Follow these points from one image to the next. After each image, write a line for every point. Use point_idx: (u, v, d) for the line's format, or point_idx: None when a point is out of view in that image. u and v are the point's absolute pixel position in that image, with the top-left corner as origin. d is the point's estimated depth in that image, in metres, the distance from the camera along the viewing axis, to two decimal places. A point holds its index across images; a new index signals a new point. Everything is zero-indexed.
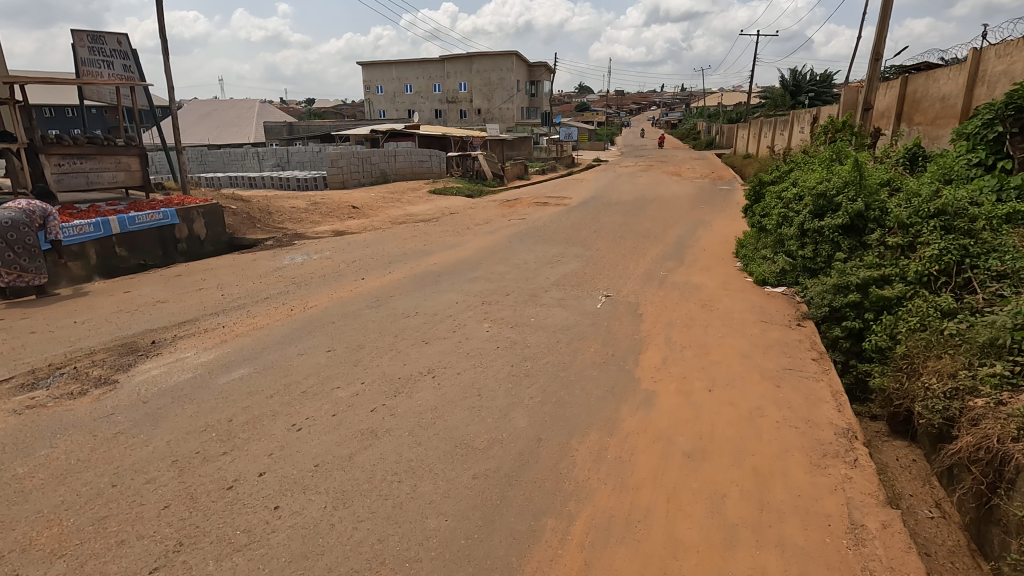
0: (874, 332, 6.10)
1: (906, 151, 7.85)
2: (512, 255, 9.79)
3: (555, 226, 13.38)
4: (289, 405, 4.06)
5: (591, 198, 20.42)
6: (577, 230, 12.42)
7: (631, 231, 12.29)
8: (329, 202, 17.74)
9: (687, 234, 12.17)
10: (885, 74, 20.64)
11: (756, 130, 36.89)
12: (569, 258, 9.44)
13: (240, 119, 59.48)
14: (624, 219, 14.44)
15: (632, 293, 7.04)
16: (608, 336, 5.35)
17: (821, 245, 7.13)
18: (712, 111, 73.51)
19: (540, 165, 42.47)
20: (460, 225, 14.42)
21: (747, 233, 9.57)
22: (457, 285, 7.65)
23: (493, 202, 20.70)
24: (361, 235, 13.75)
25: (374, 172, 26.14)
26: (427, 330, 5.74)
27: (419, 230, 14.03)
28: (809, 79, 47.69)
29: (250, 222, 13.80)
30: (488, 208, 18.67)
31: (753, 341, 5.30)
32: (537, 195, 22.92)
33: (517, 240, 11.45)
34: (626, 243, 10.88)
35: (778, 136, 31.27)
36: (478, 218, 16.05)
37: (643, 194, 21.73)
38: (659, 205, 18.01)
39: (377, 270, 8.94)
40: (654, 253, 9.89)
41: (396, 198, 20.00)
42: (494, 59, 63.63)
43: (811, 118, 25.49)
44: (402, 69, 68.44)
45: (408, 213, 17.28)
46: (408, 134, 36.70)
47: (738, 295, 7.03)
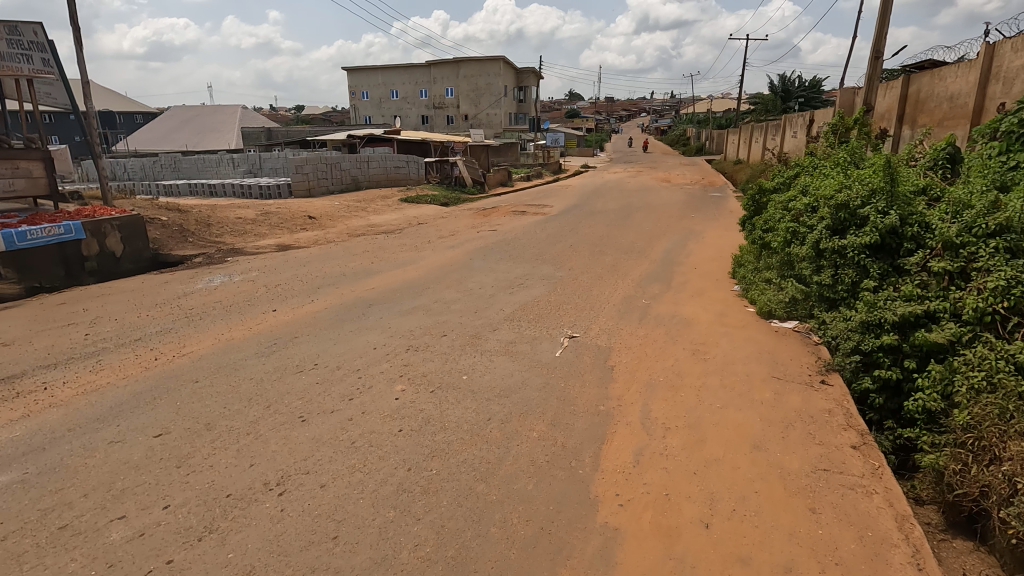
0: (919, 388, 4.59)
1: (941, 151, 6.38)
2: (467, 277, 8.23)
3: (526, 239, 11.84)
4: (12, 563, 2.46)
5: (573, 207, 18.95)
6: (551, 244, 10.89)
7: (611, 246, 10.75)
8: (284, 212, 16.13)
9: (675, 248, 10.66)
10: (884, 74, 19.34)
11: (747, 135, 35.72)
12: (534, 281, 7.90)
13: (219, 125, 57.71)
14: (605, 230, 12.93)
15: (603, 333, 5.48)
16: (560, 411, 3.78)
17: (842, 270, 5.63)
18: (702, 118, 72.80)
19: (525, 171, 41.06)
20: (423, 238, 12.87)
21: (747, 250, 8.07)
22: (385, 320, 6.08)
23: (468, 210, 19.17)
24: (308, 249, 12.15)
25: (345, 178, 24.51)
26: (314, 396, 4.15)
27: (375, 244, 12.46)
28: (799, 84, 46.76)
29: (181, 236, 12.15)
30: (461, 218, 17.14)
31: (766, 416, 3.73)
32: (518, 204, 21.46)
33: (479, 257, 9.87)
34: (603, 261, 9.34)
35: (770, 141, 30.06)
36: (446, 229, 14.49)
37: (629, 202, 20.29)
38: (645, 214, 16.54)
39: (299, 297, 7.35)
40: (636, 274, 8.36)
41: (362, 208, 18.44)
42: (481, 63, 62.32)
43: (805, 122, 24.25)
44: (388, 74, 67.15)
45: (370, 224, 15.71)
46: (387, 139, 35.13)
47: (739, 335, 5.48)
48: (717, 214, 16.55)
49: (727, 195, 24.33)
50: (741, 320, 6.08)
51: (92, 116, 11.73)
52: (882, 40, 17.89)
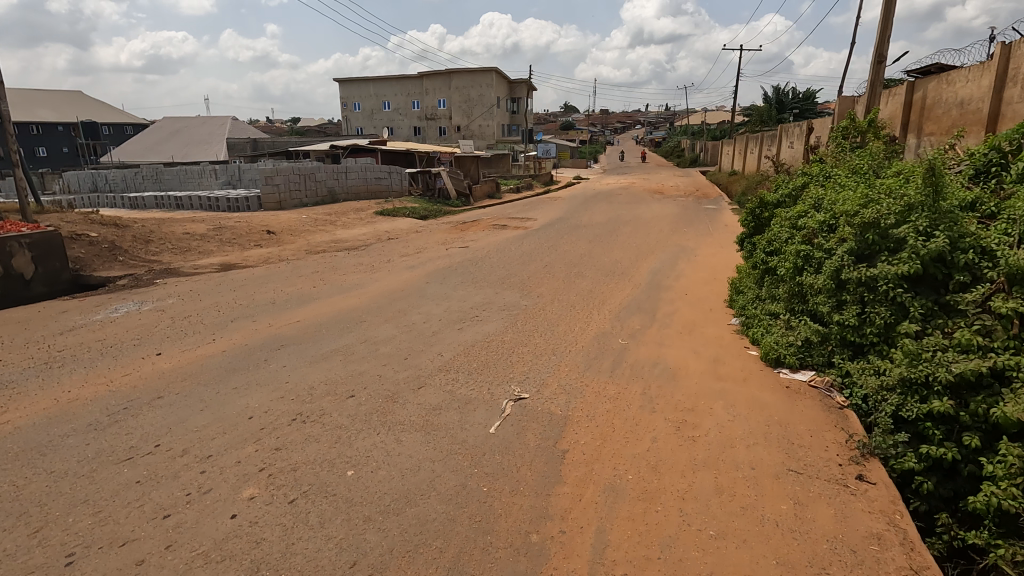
0: (990, 475, 3.19)
1: (987, 158, 5.12)
2: (415, 306, 6.90)
3: (498, 258, 10.54)
4: None
5: (558, 220, 17.71)
6: (524, 265, 9.62)
7: (592, 266, 9.46)
8: (242, 227, 14.83)
9: (666, 269, 9.40)
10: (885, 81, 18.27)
11: (742, 145, 34.73)
12: (493, 312, 6.58)
13: (204, 136, 56.59)
14: (588, 247, 11.65)
15: (560, 393, 4.17)
16: (469, 546, 2.48)
17: (872, 307, 4.32)
18: (697, 129, 72.22)
19: (516, 182, 40.06)
20: (385, 256, 11.56)
21: (746, 276, 6.79)
22: (286, 370, 4.73)
23: (447, 224, 17.91)
24: (253, 269, 10.84)
25: (320, 190, 23.27)
26: (116, 509, 2.82)
27: (331, 262, 11.18)
28: (793, 96, 46.05)
29: (110, 255, 10.78)
30: (436, 233, 15.85)
31: (783, 556, 2.43)
32: (502, 216, 20.26)
33: (437, 279, 8.57)
34: (580, 285, 8.04)
35: (766, 152, 29.02)
36: (414, 245, 13.17)
37: (619, 215, 19.08)
38: (634, 228, 15.28)
39: (202, 333, 6.03)
40: (615, 302, 7.07)
41: (331, 222, 17.20)
42: (472, 74, 61.49)
43: (802, 132, 23.17)
44: (379, 86, 66.42)
45: (334, 241, 14.39)
46: (371, 149, 33.94)
47: (738, 394, 4.19)
48: (711, 229, 15.31)
49: (722, 207, 23.16)
50: (740, 368, 4.79)
51: (10, 122, 10.36)
52: (886, 44, 16.80)
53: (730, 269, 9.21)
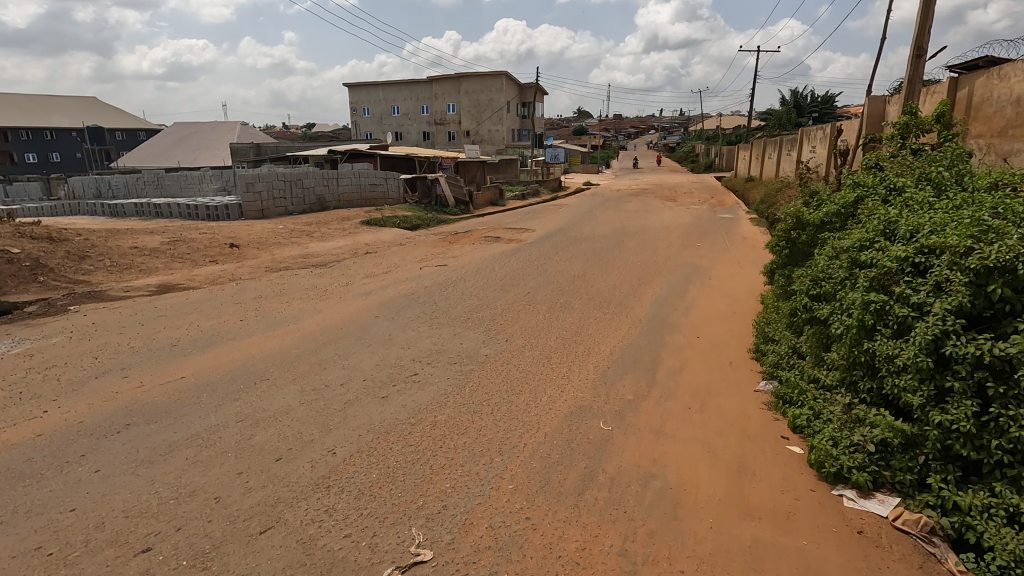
0: None
1: None
2: (344, 356, 5.33)
3: (475, 280, 8.98)
4: None
5: (557, 232, 16.08)
6: (502, 292, 8.01)
7: (583, 295, 7.81)
8: (204, 239, 13.41)
9: (675, 299, 7.72)
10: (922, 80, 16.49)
11: (760, 150, 32.90)
12: (439, 367, 4.98)
13: (209, 141, 55.91)
14: (583, 267, 10.01)
15: (485, 550, 2.56)
16: None
17: (1004, 406, 2.63)
18: (711, 134, 70.36)
19: (522, 188, 38.62)
20: (349, 275, 10.04)
21: (780, 324, 5.11)
22: (91, 480, 3.16)
23: (435, 236, 16.39)
24: (193, 291, 9.37)
25: (308, 198, 21.92)
26: None
27: (284, 284, 9.68)
28: (812, 100, 44.15)
29: (30, 275, 9.33)
30: (420, 246, 14.34)
31: None
32: (498, 226, 18.76)
33: (391, 312, 6.99)
34: (563, 323, 6.39)
35: (785, 158, 27.22)
36: (389, 262, 11.65)
37: (626, 226, 17.38)
38: (640, 242, 13.61)
39: (41, 398, 4.48)
40: (604, 352, 5.42)
41: (309, 233, 15.78)
42: (481, 79, 60.20)
43: (827, 136, 21.37)
44: (388, 90, 65.44)
45: (304, 256, 12.91)
46: (369, 154, 32.59)
47: (781, 554, 2.54)
48: (726, 244, 13.61)
49: (739, 217, 21.43)
50: (779, 485, 3.13)
51: None
52: (925, 37, 15.00)
53: (751, 300, 7.56)
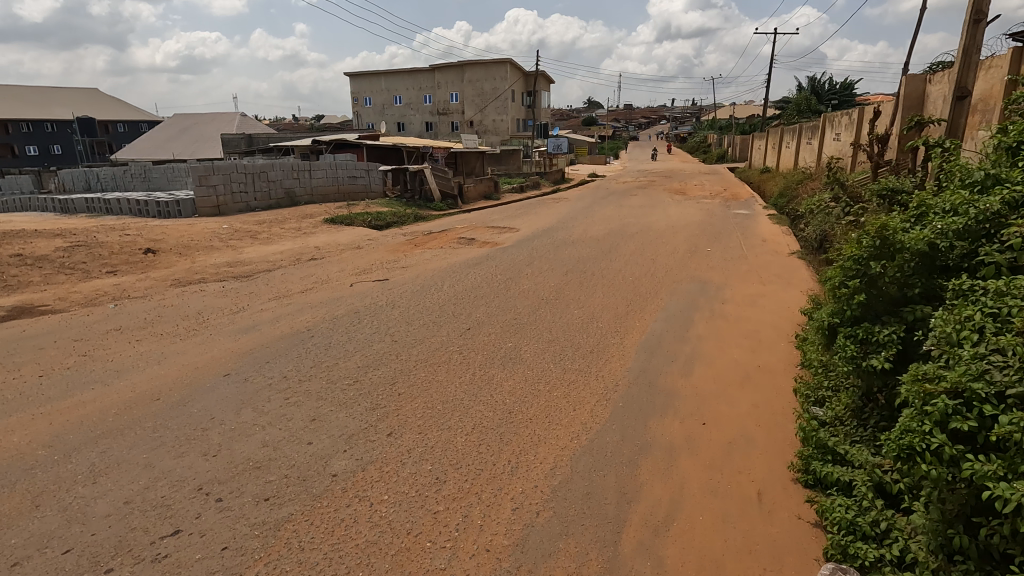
0: None
1: None
2: (96, 472, 3.15)
3: (408, 304, 6.83)
4: None
5: (543, 232, 13.82)
6: (432, 327, 5.79)
7: (544, 335, 5.55)
8: (118, 243, 11.33)
9: (672, 342, 5.45)
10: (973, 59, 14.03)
11: (776, 139, 30.38)
12: (231, 509, 2.78)
13: (201, 132, 54.12)
14: (557, 285, 7.76)
15: None
16: None
17: None
18: (723, 124, 67.61)
19: (521, 180, 36.35)
20: (257, 294, 7.89)
21: (862, 437, 2.97)
22: None
23: (403, 237, 14.22)
24: (50, 316, 7.28)
25: (274, 192, 19.81)
26: None
27: (171, 306, 7.57)
28: (830, 87, 41.50)
29: None
30: (378, 251, 12.18)
31: None
32: (481, 223, 16.61)
33: (254, 365, 4.81)
34: (496, 394, 4.16)
35: (805, 147, 24.75)
36: (325, 273, 9.50)
37: (625, 224, 15.07)
38: (637, 246, 11.32)
39: None
40: (541, 468, 3.18)
41: (256, 233, 13.71)
42: (484, 66, 57.70)
43: (855, 121, 18.92)
44: (389, 79, 63.24)
45: (232, 264, 10.78)
46: (355, 143, 30.35)
47: None
48: (740, 248, 11.30)
49: (754, 213, 19.07)
50: None
51: None
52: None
53: (778, 346, 5.33)
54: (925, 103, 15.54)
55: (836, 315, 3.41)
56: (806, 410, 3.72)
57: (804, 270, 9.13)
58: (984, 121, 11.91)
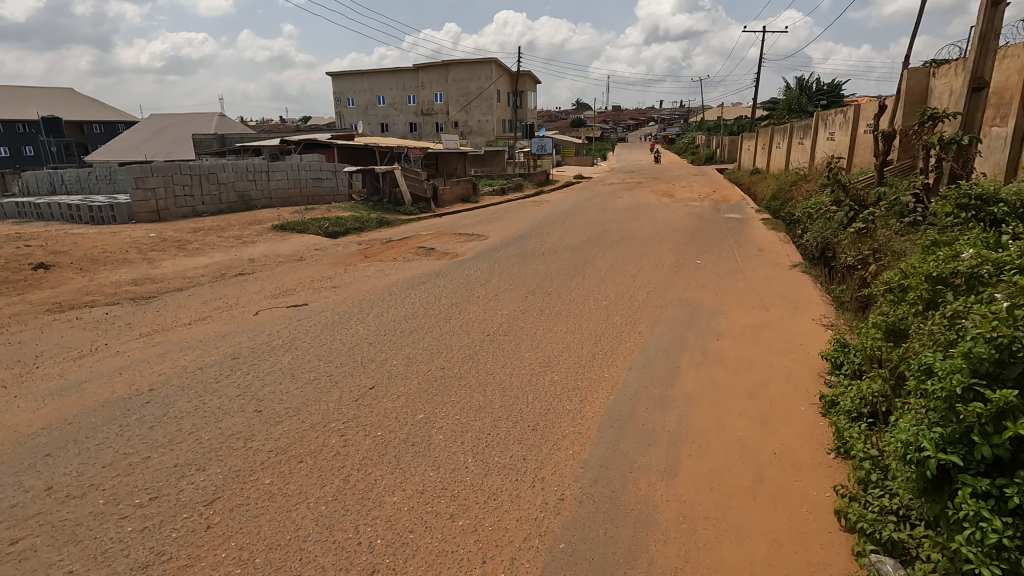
0: None
1: None
2: None
3: (309, 343, 5.27)
4: None
5: (513, 240, 12.30)
6: (322, 386, 4.20)
7: (472, 400, 3.99)
8: (8, 257, 9.62)
9: (651, 411, 3.91)
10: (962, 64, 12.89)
11: (766, 139, 29.11)
12: None
13: (173, 131, 51.99)
14: (510, 314, 6.21)
15: None
16: None
17: None
18: (710, 126, 66.79)
19: (502, 182, 34.85)
20: (134, 326, 6.27)
21: None
22: None
23: (357, 247, 12.63)
24: None
25: (225, 195, 18.20)
26: None
27: (16, 343, 5.91)
28: (818, 87, 40.47)
29: None
30: (320, 264, 10.58)
31: None
32: (448, 229, 15.09)
33: (20, 463, 3.20)
34: (362, 529, 2.60)
35: (796, 147, 23.47)
36: (240, 294, 7.89)
37: (606, 231, 13.58)
38: (616, 258, 9.81)
39: None
40: None
41: (187, 242, 12.06)
42: (468, 65, 56.20)
43: (851, 120, 17.66)
44: (372, 78, 61.50)
45: (138, 282, 9.12)
46: (325, 143, 28.67)
47: None
48: (734, 259, 9.88)
49: (747, 217, 17.71)
50: None
51: None
52: None
53: (791, 414, 3.85)
54: (929, 98, 14.27)
55: (955, 449, 2.20)
56: (874, 567, 2.32)
57: (810, 289, 7.68)
58: (999, 117, 10.66)
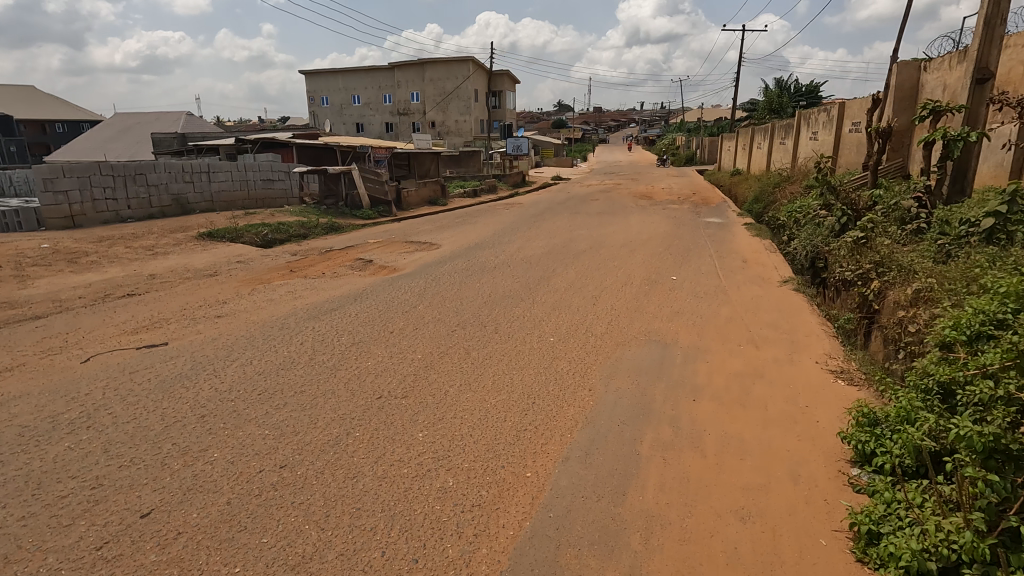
0: None
1: None
2: None
3: (118, 413, 3.72)
4: None
5: (465, 250, 10.83)
6: (65, 514, 2.63)
7: (296, 542, 2.47)
8: None
9: (586, 560, 2.43)
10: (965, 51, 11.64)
11: (747, 140, 28.04)
12: None
13: (132, 130, 49.47)
14: (422, 359, 4.73)
15: None
16: None
17: None
18: (688, 128, 66.09)
19: (475, 183, 33.34)
20: None
21: None
22: None
23: (288, 259, 11.00)
24: None
25: (157, 199, 16.48)
26: None
27: None
28: (797, 88, 39.70)
29: None
30: (233, 281, 8.95)
31: None
32: (399, 237, 13.56)
33: None
34: None
35: (778, 147, 22.35)
36: (99, 325, 6.27)
37: (573, 239, 12.14)
38: (579, 273, 8.36)
39: None
40: None
41: (84, 254, 10.34)
42: (444, 64, 54.57)
43: (834, 118, 16.53)
44: (346, 76, 59.47)
45: None
46: (283, 142, 26.88)
47: None
48: (713, 274, 8.53)
49: (727, 221, 16.47)
50: None
51: None
52: None
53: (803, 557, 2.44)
54: (920, 94, 13.13)
55: None
56: None
57: (805, 315, 6.30)
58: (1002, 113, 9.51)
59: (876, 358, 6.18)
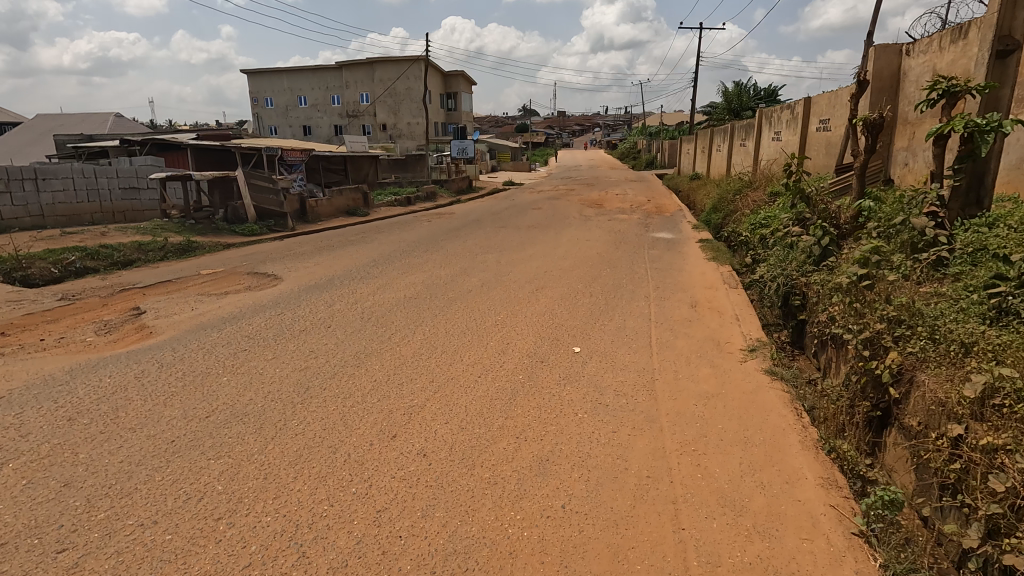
0: None
1: None
2: None
3: None
4: None
5: (301, 291, 7.52)
6: None
7: None
8: None
9: None
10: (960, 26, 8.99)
11: (707, 142, 25.44)
12: None
13: (40, 128, 44.34)
14: None
15: None
16: None
17: None
18: (649, 132, 64.04)
19: (414, 189, 29.87)
20: None
21: None
22: None
23: (39, 307, 7.49)
24: None
25: None
26: None
27: None
28: (755, 92, 37.17)
29: None
30: None
31: None
32: (248, 266, 10.14)
33: None
34: None
35: (739, 150, 19.76)
36: None
37: (469, 269, 8.96)
38: (426, 345, 5.15)
39: None
40: None
41: None
42: (393, 63, 50.58)
43: (801, 114, 13.86)
44: (290, 75, 54.87)
45: None
46: (176, 143, 22.93)
47: None
48: (639, 338, 5.46)
49: (680, 236, 13.61)
50: None
51: None
52: None
53: None
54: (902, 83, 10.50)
55: None
56: None
57: (795, 464, 3.19)
58: None
59: (898, 484, 3.18)
